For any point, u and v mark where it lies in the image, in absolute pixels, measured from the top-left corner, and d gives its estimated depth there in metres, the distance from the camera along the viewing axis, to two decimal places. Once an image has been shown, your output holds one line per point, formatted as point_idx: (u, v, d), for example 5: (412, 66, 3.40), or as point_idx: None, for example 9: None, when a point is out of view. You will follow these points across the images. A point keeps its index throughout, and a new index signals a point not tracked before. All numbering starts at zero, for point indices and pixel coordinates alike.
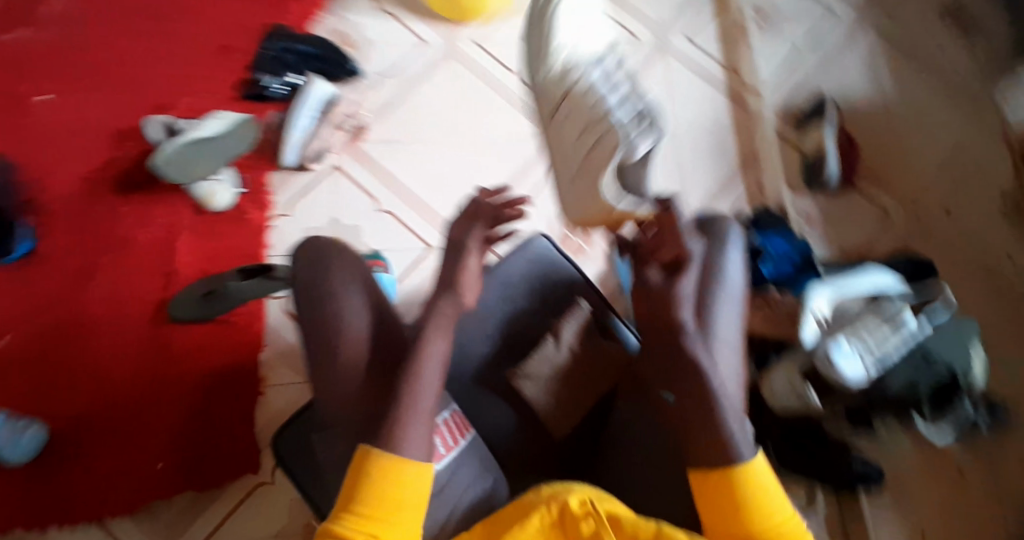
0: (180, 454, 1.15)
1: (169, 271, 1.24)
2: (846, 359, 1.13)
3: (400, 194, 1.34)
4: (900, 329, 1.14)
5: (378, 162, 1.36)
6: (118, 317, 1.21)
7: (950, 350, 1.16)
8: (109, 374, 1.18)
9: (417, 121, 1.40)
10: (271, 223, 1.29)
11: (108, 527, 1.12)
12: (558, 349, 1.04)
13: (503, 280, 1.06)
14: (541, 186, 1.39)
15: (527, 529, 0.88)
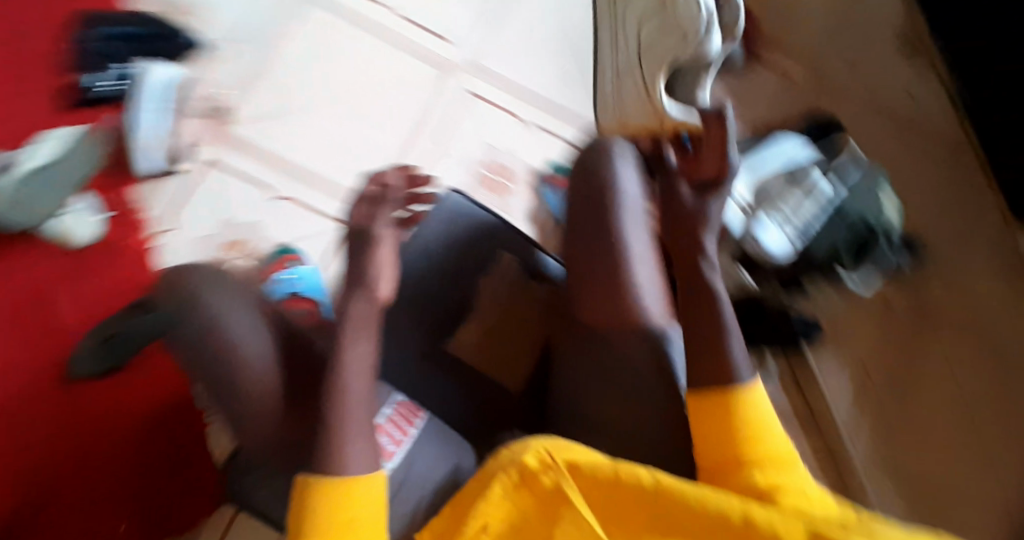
0: (138, 503, 1.12)
1: (64, 324, 1.16)
2: (769, 235, 1.13)
3: (289, 172, 1.26)
4: (814, 195, 1.14)
5: (253, 144, 1.27)
6: (24, 388, 1.13)
7: (860, 203, 1.17)
8: (35, 450, 1.12)
9: (293, 89, 1.30)
10: (155, 241, 1.21)
11: None
12: (490, 304, 1.02)
13: (422, 251, 1.02)
14: (446, 130, 1.34)
15: (491, 501, 0.85)
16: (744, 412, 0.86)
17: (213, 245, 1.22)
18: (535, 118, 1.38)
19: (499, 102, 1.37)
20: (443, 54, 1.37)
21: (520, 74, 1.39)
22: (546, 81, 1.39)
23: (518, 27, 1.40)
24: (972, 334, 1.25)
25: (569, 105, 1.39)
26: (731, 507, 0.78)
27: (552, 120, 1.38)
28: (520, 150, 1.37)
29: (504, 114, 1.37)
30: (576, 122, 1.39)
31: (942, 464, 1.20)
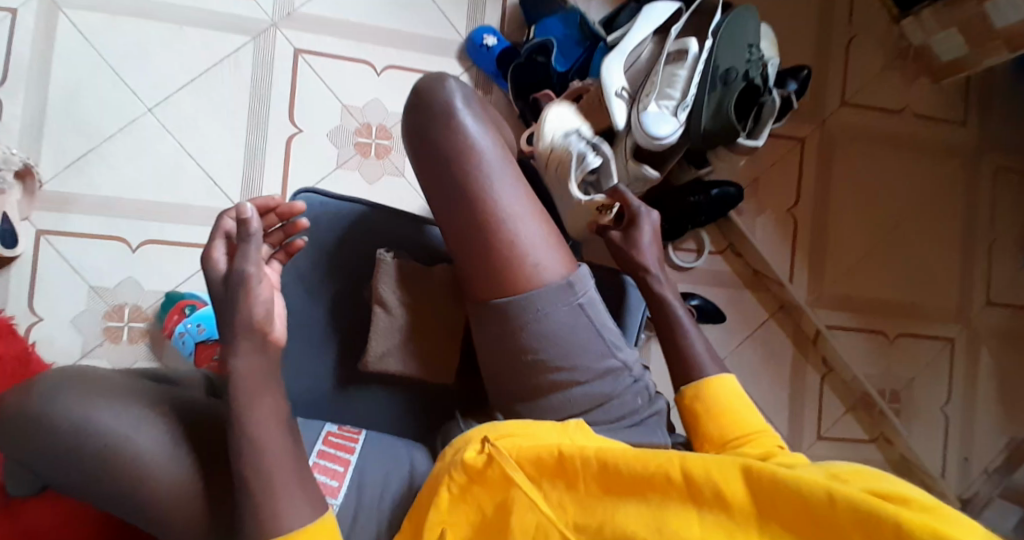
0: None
1: None
2: (661, 122, 1.05)
3: (136, 211, 1.20)
4: (687, 60, 1.07)
5: (77, 195, 1.19)
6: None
7: (737, 55, 1.10)
8: None
9: (102, 118, 1.20)
10: (32, 337, 1.16)
11: None
12: (393, 312, 0.92)
13: (299, 280, 0.94)
14: (289, 97, 1.26)
15: (440, 507, 0.80)
16: (718, 395, 0.90)
17: (96, 318, 1.18)
18: (383, 59, 1.29)
19: (337, 53, 1.27)
20: (255, 19, 1.25)
21: (346, 12, 1.28)
22: (377, 11, 1.29)
23: None
24: (862, 141, 1.37)
25: (407, 31, 1.30)
26: (672, 465, 0.76)
27: (402, 54, 1.30)
28: (383, 97, 1.29)
29: (351, 64, 1.28)
30: (425, 49, 1.31)
31: (873, 282, 1.37)
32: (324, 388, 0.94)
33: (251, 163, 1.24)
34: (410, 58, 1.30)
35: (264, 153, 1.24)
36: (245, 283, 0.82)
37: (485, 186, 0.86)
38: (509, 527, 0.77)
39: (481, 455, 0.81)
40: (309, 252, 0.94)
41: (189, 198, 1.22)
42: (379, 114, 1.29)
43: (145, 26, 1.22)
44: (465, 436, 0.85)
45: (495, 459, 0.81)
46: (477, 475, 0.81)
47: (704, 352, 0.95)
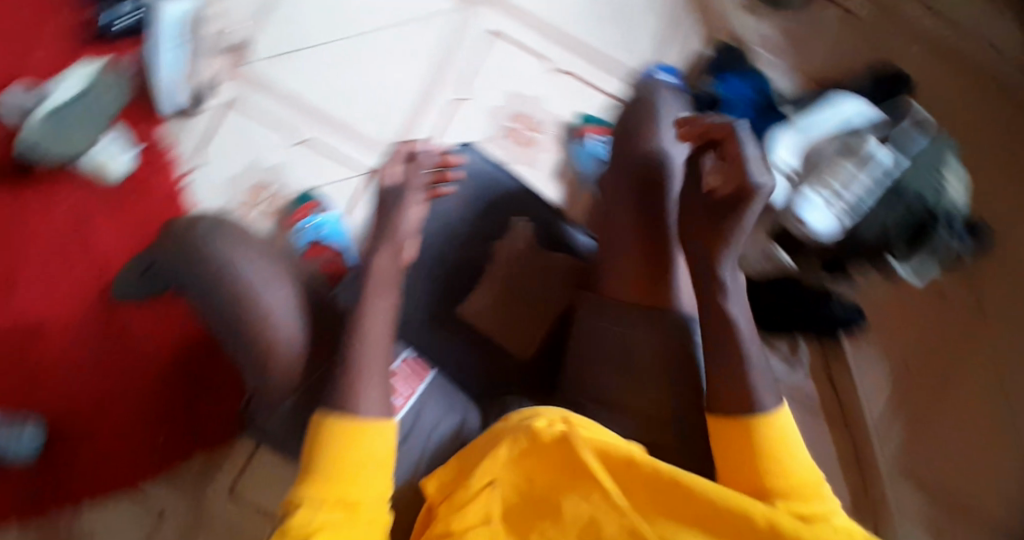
0: (178, 421, 1.18)
1: (97, 255, 1.23)
2: (812, 209, 1.06)
3: (313, 116, 1.31)
4: (871, 166, 1.07)
5: (273, 82, 1.32)
6: (67, 309, 1.21)
7: (918, 176, 1.08)
8: (81, 375, 1.19)
9: (311, 28, 1.35)
10: (186, 181, 1.27)
11: (131, 502, 1.15)
12: (500, 276, 1.01)
13: (434, 214, 1.00)
14: (473, 71, 1.34)
15: (494, 461, 0.75)
16: (766, 435, 0.78)
17: (242, 187, 1.27)
18: (563, 62, 1.36)
19: (527, 44, 1.36)
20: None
21: (553, 16, 1.38)
22: (574, 21, 1.38)
23: None
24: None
25: (594, 46, 1.37)
26: (758, 510, 0.71)
27: (582, 64, 1.36)
28: (551, 94, 1.35)
29: (529, 55, 1.36)
30: (607, 67, 1.37)
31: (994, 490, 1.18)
32: (412, 318, 0.97)
33: (415, 108, 1.32)
34: (590, 73, 1.36)
35: (427, 101, 1.32)
36: (395, 210, 0.92)
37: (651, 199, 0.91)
38: (561, 509, 0.72)
39: (553, 429, 0.75)
40: (461, 198, 1.02)
41: (358, 121, 1.31)
42: (541, 109, 1.34)
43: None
44: (537, 409, 0.80)
45: (566, 435, 0.75)
46: (542, 446, 0.75)
47: (766, 381, 0.81)
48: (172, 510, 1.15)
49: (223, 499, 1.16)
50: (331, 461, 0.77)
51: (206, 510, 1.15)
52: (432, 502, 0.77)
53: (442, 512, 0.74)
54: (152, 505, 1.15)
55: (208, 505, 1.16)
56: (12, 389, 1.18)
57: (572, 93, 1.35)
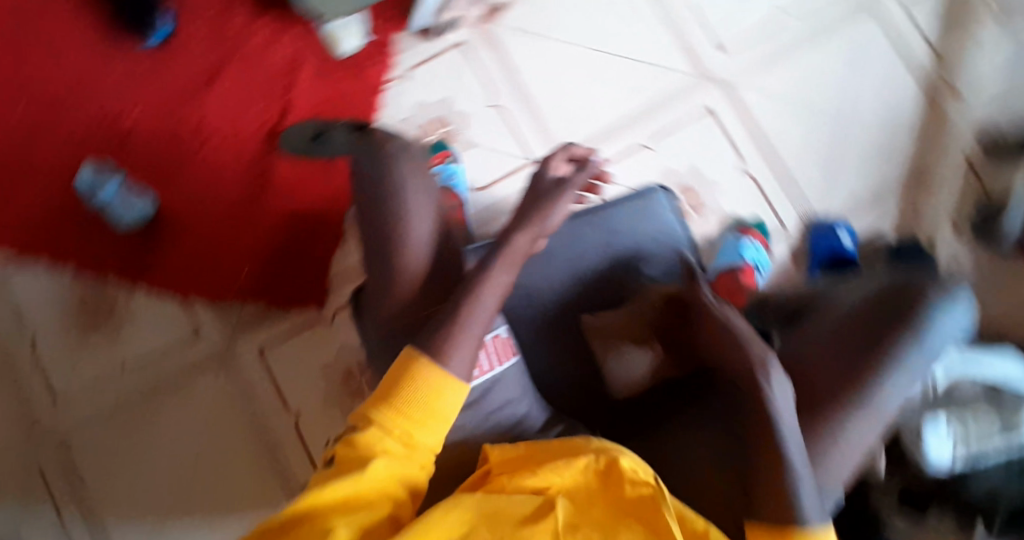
0: (266, 270, 1.23)
1: (283, 100, 1.29)
2: (937, 441, 1.01)
3: (519, 93, 1.31)
4: (1011, 433, 1.02)
5: (506, 46, 1.32)
6: (238, 126, 1.28)
7: None
8: (217, 184, 1.26)
9: (560, 20, 1.33)
10: (386, 86, 1.31)
11: (185, 308, 1.22)
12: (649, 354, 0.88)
13: (600, 220, 0.96)
14: (671, 129, 1.29)
15: (571, 467, 0.69)
16: None
17: (424, 117, 1.31)
18: (753, 167, 1.28)
19: (737, 138, 1.29)
20: (703, 57, 1.31)
21: (772, 124, 1.29)
22: (792, 141, 1.29)
23: (803, 76, 1.31)
24: None
25: (794, 176, 1.28)
26: None
27: (771, 181, 1.28)
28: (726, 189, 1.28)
29: (727, 145, 1.29)
30: (795, 199, 1.27)
31: None
32: (527, 298, 0.92)
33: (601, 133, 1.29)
34: (770, 189, 1.27)
35: (612, 134, 1.29)
36: (540, 204, 0.87)
37: (886, 373, 0.81)
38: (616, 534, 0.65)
39: (637, 480, 0.68)
40: (650, 233, 0.97)
41: (554, 118, 1.30)
42: (713, 201, 1.28)
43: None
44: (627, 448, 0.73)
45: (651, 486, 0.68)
46: (617, 483, 0.68)
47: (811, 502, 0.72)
48: (208, 335, 1.22)
49: (256, 350, 1.21)
50: (398, 390, 0.73)
51: (237, 356, 1.21)
52: (490, 467, 0.73)
53: (497, 479, 0.70)
54: (197, 322, 1.22)
55: (241, 347, 1.22)
56: (154, 169, 1.26)
57: (745, 203, 1.27)
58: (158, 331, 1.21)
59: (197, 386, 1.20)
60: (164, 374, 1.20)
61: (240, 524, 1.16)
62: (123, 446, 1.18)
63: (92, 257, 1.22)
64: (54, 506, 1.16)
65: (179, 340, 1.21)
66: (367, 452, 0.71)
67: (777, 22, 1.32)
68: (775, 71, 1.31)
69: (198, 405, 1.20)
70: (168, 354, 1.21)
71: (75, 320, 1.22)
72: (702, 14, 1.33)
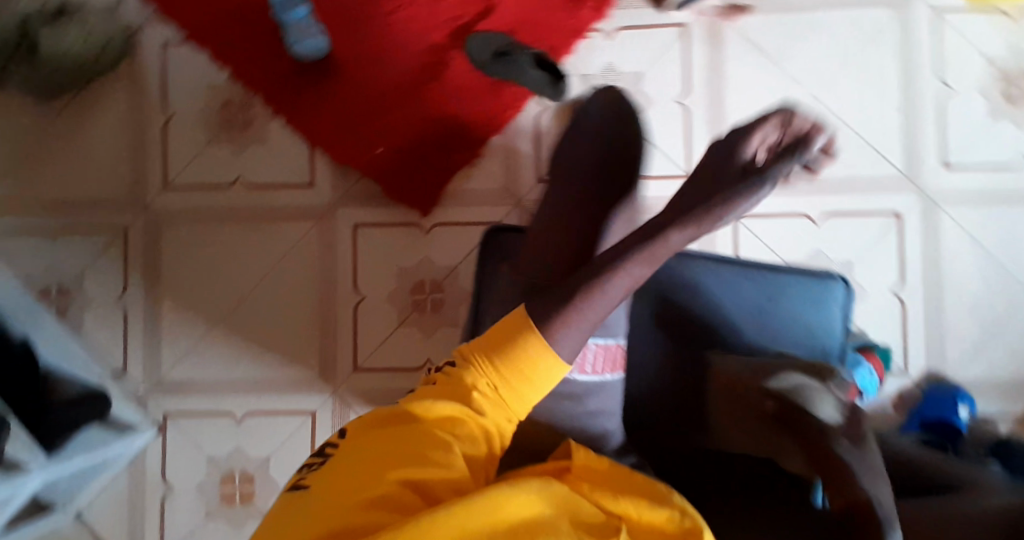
0: (396, 156, 1.22)
1: (488, 3, 1.25)
2: None
3: (715, 104, 1.25)
4: None
5: (724, 51, 1.25)
6: (434, 8, 1.25)
7: None
8: (390, 56, 1.24)
9: (798, 53, 1.25)
10: (589, 34, 1.26)
11: (311, 157, 1.23)
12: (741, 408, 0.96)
13: (775, 281, 0.99)
14: (846, 211, 1.23)
15: (647, 508, 0.71)
16: None
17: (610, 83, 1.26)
18: (910, 295, 1.23)
19: (906, 257, 1.23)
20: (926, 165, 1.23)
21: (953, 264, 1.24)
22: (961, 289, 1.24)
23: (999, 230, 1.24)
24: None
25: (947, 321, 1.24)
26: None
27: (920, 316, 1.23)
28: (875, 304, 1.23)
29: (896, 263, 1.23)
30: (933, 346, 1.24)
31: None
32: (656, 307, 0.99)
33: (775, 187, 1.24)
34: (916, 326, 1.23)
35: (790, 194, 1.23)
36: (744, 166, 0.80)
37: None
38: None
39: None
40: (811, 321, 0.99)
41: None
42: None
43: (899, 70, 1.24)
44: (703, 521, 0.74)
45: None
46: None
47: None
48: (316, 189, 1.23)
49: (348, 226, 1.22)
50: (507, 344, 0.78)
51: (334, 221, 1.22)
52: (571, 468, 0.77)
53: (575, 484, 0.75)
54: (312, 172, 1.23)
55: (339, 215, 1.22)
56: (341, 13, 1.25)
57: (884, 324, 1.23)
58: (278, 165, 1.23)
59: (287, 230, 1.22)
60: (266, 205, 1.23)
61: (265, 371, 1.18)
62: (202, 252, 1.21)
63: (252, 73, 1.24)
64: (123, 271, 1.21)
65: (292, 182, 1.23)
66: (470, 389, 0.77)
67: (1004, 161, 1.23)
68: (982, 215, 1.23)
69: (280, 247, 1.22)
70: (276, 190, 1.23)
71: (213, 121, 1.25)
72: (940, 118, 1.23)
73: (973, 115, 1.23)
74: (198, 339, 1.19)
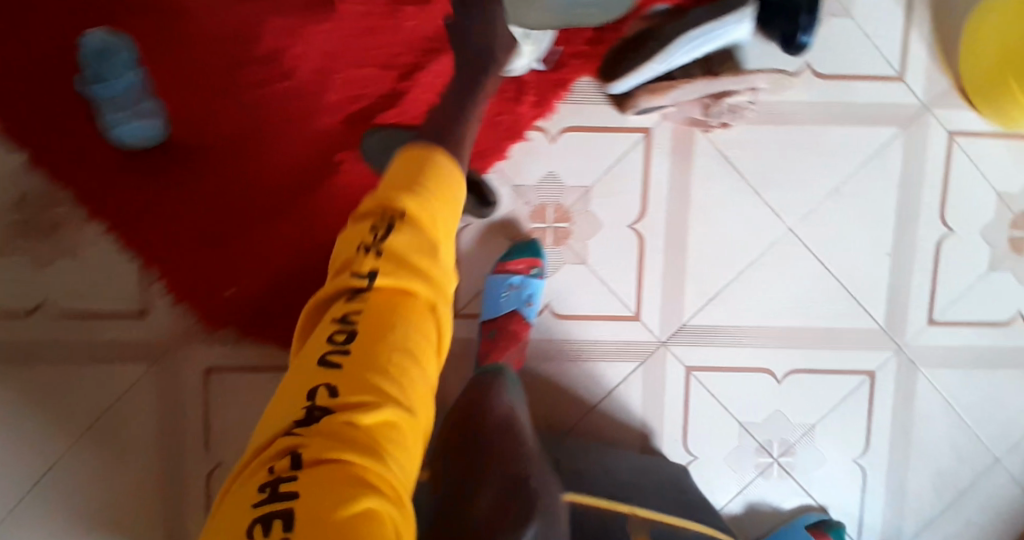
0: (261, 289, 1.00)
1: (393, 88, 0.99)
2: None
3: (675, 233, 1.04)
4: None
5: (692, 165, 1.03)
6: (323, 99, 0.98)
7: None
8: (257, 155, 0.98)
9: (780, 175, 1.03)
10: (528, 135, 1.01)
11: (143, 278, 1.00)
12: None
13: None
14: (816, 368, 1.07)
15: None
16: None
17: (548, 197, 1.03)
18: (871, 462, 1.09)
19: (875, 422, 1.08)
20: (908, 320, 1.06)
21: (924, 429, 1.09)
22: (931, 458, 1.10)
23: (982, 395, 1.09)
24: None
25: (908, 490, 1.10)
26: None
27: (879, 484, 1.10)
28: (831, 473, 1.09)
29: (862, 431, 1.08)
30: (890, 515, 1.11)
31: None
32: None
33: (736, 334, 1.06)
34: (874, 496, 1.10)
35: (751, 346, 1.06)
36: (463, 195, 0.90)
37: None
38: None
39: None
40: None
41: (694, 284, 1.05)
42: (803, 472, 1.09)
43: (898, 202, 1.04)
44: None
45: None
46: None
47: None
48: (154, 320, 1.01)
49: (196, 369, 1.02)
50: (434, 193, 0.71)
51: (178, 360, 1.02)
52: None
53: None
54: (145, 298, 1.01)
55: (187, 354, 1.02)
56: (192, 91, 0.97)
57: (839, 493, 1.10)
58: (104, 289, 1.01)
59: (115, 371, 1.02)
60: (91, 340, 1.01)
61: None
62: (16, 395, 1.01)
63: (65, 173, 0.96)
64: None
65: (125, 311, 1.01)
66: (410, 274, 0.69)
67: (1002, 314, 1.07)
68: (963, 376, 1.08)
69: (109, 393, 1.02)
70: (101, 320, 1.01)
71: (22, 231, 0.98)
72: (934, 267, 1.05)
73: (971, 263, 1.06)
74: (18, 500, 1.01)
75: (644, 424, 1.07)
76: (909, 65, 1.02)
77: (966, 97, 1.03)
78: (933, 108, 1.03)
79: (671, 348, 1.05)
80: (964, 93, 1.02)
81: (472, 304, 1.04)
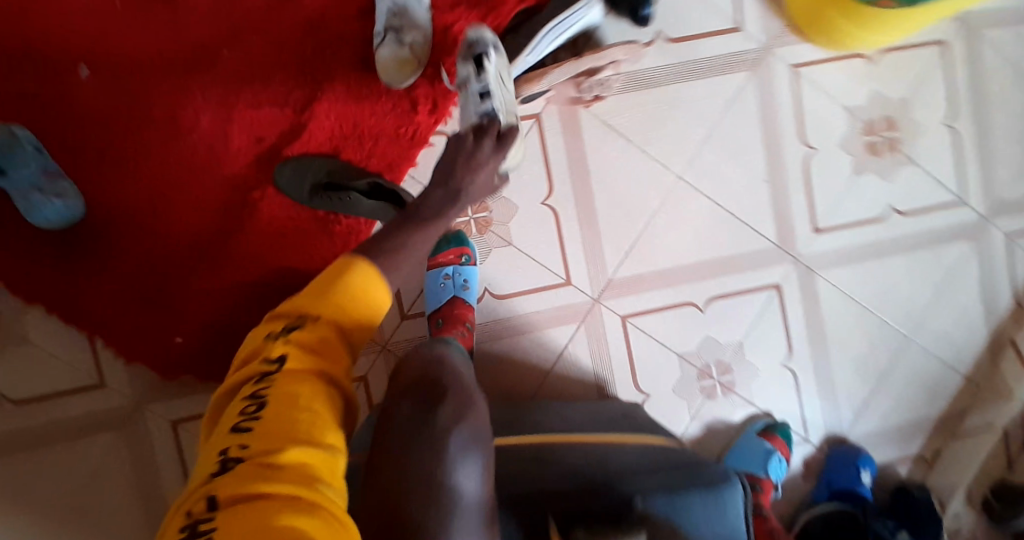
0: (208, 333, 1.08)
1: (298, 121, 1.08)
2: None
3: (582, 201, 1.16)
4: None
5: (582, 138, 1.16)
6: (239, 150, 1.08)
7: None
8: (184, 213, 1.07)
9: (660, 132, 1.17)
10: (432, 140, 1.12)
11: (95, 350, 1.07)
12: None
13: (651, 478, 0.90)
14: (731, 292, 1.20)
15: None
16: None
17: None
18: (798, 364, 1.23)
19: (792, 328, 1.22)
20: (796, 233, 1.21)
21: (835, 323, 1.23)
22: (849, 346, 1.24)
23: (877, 281, 1.24)
24: None
25: (836, 380, 1.24)
26: None
27: (809, 381, 1.23)
28: (767, 382, 1.22)
29: (783, 339, 1.22)
30: (826, 405, 1.24)
31: None
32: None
33: (656, 277, 1.18)
34: (808, 393, 1.23)
35: (672, 285, 1.19)
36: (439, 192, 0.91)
37: None
38: None
39: None
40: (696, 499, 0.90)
41: (609, 241, 1.17)
42: (743, 387, 1.21)
43: (763, 133, 1.19)
44: None
45: None
46: None
47: None
48: (112, 389, 1.08)
49: (163, 426, 1.09)
50: (347, 294, 0.78)
51: (141, 422, 1.09)
52: None
53: None
54: (100, 370, 1.08)
55: (150, 412, 1.09)
56: (113, 169, 1.05)
57: (779, 397, 1.22)
58: (61, 371, 1.07)
59: (83, 449, 1.08)
60: (52, 419, 1.08)
61: None
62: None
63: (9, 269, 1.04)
64: None
65: (81, 387, 1.08)
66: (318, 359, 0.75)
67: (876, 208, 1.23)
68: (857, 270, 1.23)
69: (81, 465, 1.08)
70: (59, 399, 1.08)
71: None
72: (808, 182, 1.21)
73: (838, 170, 1.21)
74: None
75: (596, 376, 1.18)
76: (744, 17, 1.18)
77: (798, 34, 1.19)
78: (773, 49, 1.19)
79: (603, 304, 1.17)
80: (796, 29, 1.19)
81: (417, 303, 1.14)
